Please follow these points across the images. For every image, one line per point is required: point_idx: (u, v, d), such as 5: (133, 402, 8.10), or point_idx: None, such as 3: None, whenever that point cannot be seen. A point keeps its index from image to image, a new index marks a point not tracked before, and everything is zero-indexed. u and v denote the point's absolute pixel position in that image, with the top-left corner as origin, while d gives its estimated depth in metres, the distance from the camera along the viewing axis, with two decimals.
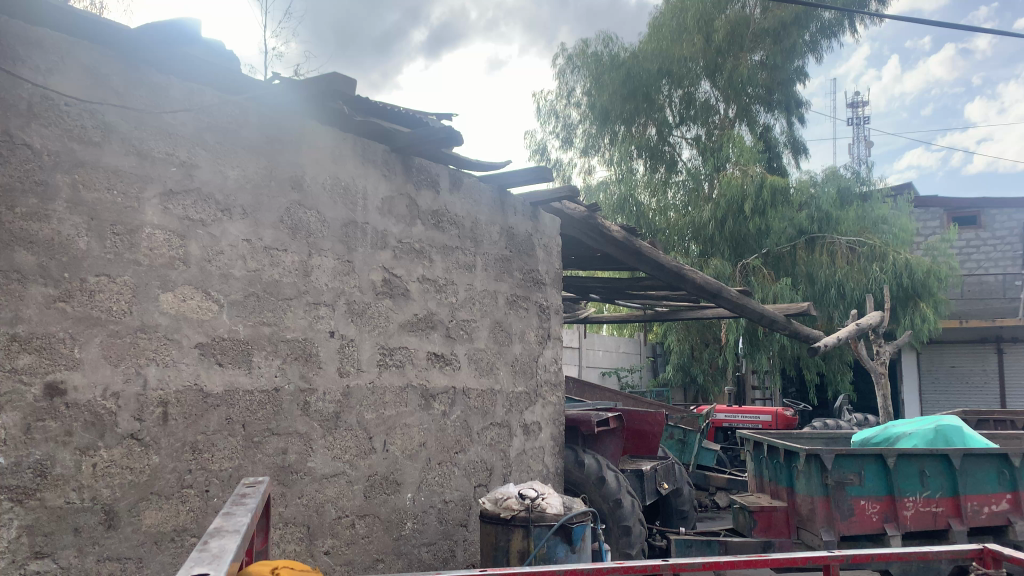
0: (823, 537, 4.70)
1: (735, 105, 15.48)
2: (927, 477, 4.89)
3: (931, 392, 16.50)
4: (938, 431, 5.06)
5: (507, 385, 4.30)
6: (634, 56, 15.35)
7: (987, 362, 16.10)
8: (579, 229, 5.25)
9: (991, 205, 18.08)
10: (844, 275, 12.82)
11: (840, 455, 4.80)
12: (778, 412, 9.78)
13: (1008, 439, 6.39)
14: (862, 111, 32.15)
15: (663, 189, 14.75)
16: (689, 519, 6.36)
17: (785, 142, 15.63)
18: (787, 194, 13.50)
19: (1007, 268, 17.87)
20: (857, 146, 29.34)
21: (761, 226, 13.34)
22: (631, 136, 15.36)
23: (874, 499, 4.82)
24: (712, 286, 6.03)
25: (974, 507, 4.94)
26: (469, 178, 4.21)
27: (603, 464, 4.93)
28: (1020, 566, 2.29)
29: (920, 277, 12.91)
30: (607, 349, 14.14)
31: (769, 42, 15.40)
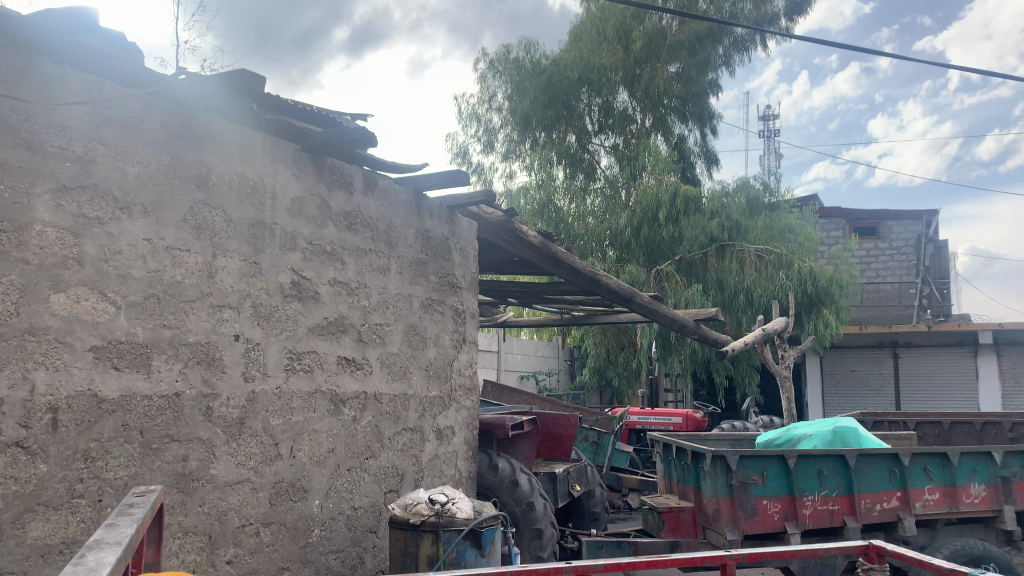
0: (728, 536, 4.83)
1: (651, 116, 15.84)
2: (825, 477, 5.11)
3: (833, 394, 17.26)
4: (835, 433, 5.36)
5: (419, 390, 4.27)
6: (555, 64, 15.53)
7: (885, 366, 16.91)
8: (495, 234, 5.25)
9: (888, 218, 19.10)
10: (751, 282, 13.32)
11: (744, 457, 4.95)
12: (689, 414, 10.03)
13: (899, 439, 6.73)
14: (772, 125, 33.40)
15: (581, 196, 14.94)
16: (601, 520, 6.46)
17: (699, 152, 16.14)
18: (699, 203, 13.88)
19: (903, 276, 18.83)
20: (766, 158, 30.48)
21: (675, 234, 13.65)
22: (551, 142, 15.53)
23: (776, 499, 4.99)
24: (625, 291, 6.13)
25: (867, 505, 5.17)
26: (383, 180, 4.17)
27: (517, 468, 4.96)
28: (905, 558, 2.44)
29: (823, 285, 13.48)
30: (525, 353, 14.21)
31: (685, 55, 15.84)
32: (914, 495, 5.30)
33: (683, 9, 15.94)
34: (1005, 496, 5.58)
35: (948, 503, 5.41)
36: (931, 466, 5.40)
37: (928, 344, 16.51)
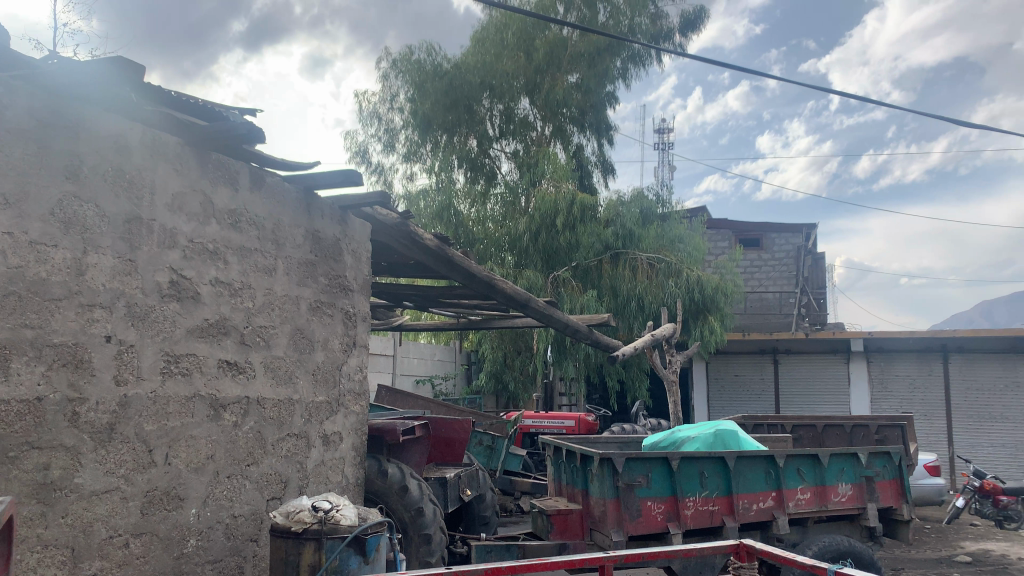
0: (613, 537, 4.92)
1: (551, 124, 16.05)
2: (705, 478, 5.31)
3: (718, 399, 17.97)
4: (716, 435, 5.61)
5: (306, 395, 4.17)
6: (456, 67, 15.53)
7: (766, 372, 17.71)
8: (389, 236, 5.18)
9: (771, 230, 20.05)
10: (643, 290, 13.72)
11: (630, 459, 5.07)
12: (581, 417, 10.19)
13: (777, 441, 7.06)
14: (666, 138, 34.52)
15: (482, 200, 15.01)
16: (490, 524, 6.50)
17: (596, 162, 16.53)
18: (595, 211, 14.16)
19: (783, 286, 19.80)
20: (661, 170, 31.48)
21: (570, 241, 13.91)
22: (452, 145, 15.50)
23: (659, 499, 5.14)
24: (521, 296, 6.15)
25: (745, 505, 5.40)
26: (271, 178, 4.05)
27: (406, 473, 4.92)
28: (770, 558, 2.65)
29: (709, 293, 14.01)
30: (422, 357, 14.10)
31: (584, 66, 16.13)
32: (787, 495, 5.57)
33: (584, 21, 16.26)
34: (869, 495, 5.95)
35: (818, 502, 5.72)
36: (803, 468, 5.69)
37: (805, 351, 17.40)
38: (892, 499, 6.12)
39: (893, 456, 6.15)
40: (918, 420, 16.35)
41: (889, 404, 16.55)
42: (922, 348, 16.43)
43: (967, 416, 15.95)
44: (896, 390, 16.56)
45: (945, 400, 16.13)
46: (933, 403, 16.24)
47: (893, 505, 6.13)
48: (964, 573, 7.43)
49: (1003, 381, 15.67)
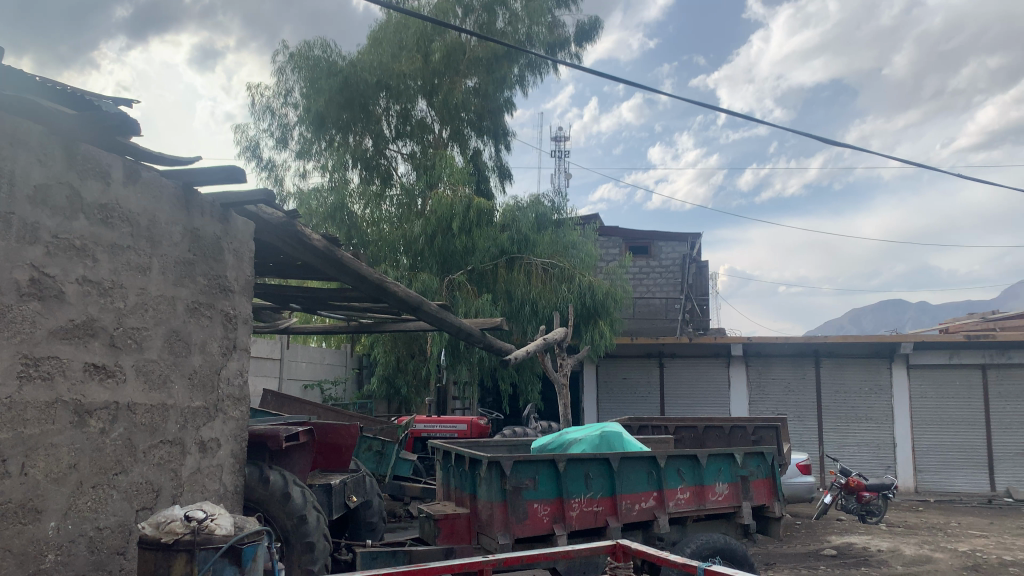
0: (499, 540, 4.93)
1: (449, 127, 16.04)
2: (591, 480, 5.42)
3: (607, 401, 18.37)
4: (603, 437, 5.78)
5: (181, 400, 4.00)
6: (352, 65, 15.18)
7: (652, 374, 18.22)
8: (275, 236, 5.02)
9: (659, 238, 20.71)
10: (536, 294, 13.88)
11: (518, 462, 5.11)
12: (473, 421, 10.17)
13: (660, 442, 7.27)
14: (562, 144, 35.10)
15: (376, 201, 14.83)
16: (377, 530, 6.42)
17: (493, 167, 16.72)
18: (490, 216, 14.19)
19: (670, 292, 20.49)
20: (557, 176, 32.05)
21: (467, 245, 13.84)
22: (346, 145, 15.22)
23: (545, 502, 5.20)
24: (412, 299, 6.07)
25: (627, 505, 5.54)
26: (146, 173, 3.86)
27: (289, 480, 4.80)
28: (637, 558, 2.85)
29: (600, 298, 14.35)
30: (311, 361, 13.75)
31: (482, 71, 16.18)
32: (667, 494, 5.75)
33: (482, 26, 16.33)
34: (744, 493, 6.22)
35: (696, 501, 5.93)
36: (683, 468, 5.89)
37: (689, 354, 18.02)
38: (765, 497, 6.42)
39: (766, 456, 6.46)
40: (791, 421, 17.27)
41: (766, 406, 17.40)
42: (796, 353, 17.39)
43: (835, 417, 17.02)
44: (772, 392, 17.42)
45: (816, 402, 17.15)
46: (806, 405, 17.20)
47: (766, 503, 6.42)
48: (829, 565, 7.88)
49: (868, 385, 16.94)
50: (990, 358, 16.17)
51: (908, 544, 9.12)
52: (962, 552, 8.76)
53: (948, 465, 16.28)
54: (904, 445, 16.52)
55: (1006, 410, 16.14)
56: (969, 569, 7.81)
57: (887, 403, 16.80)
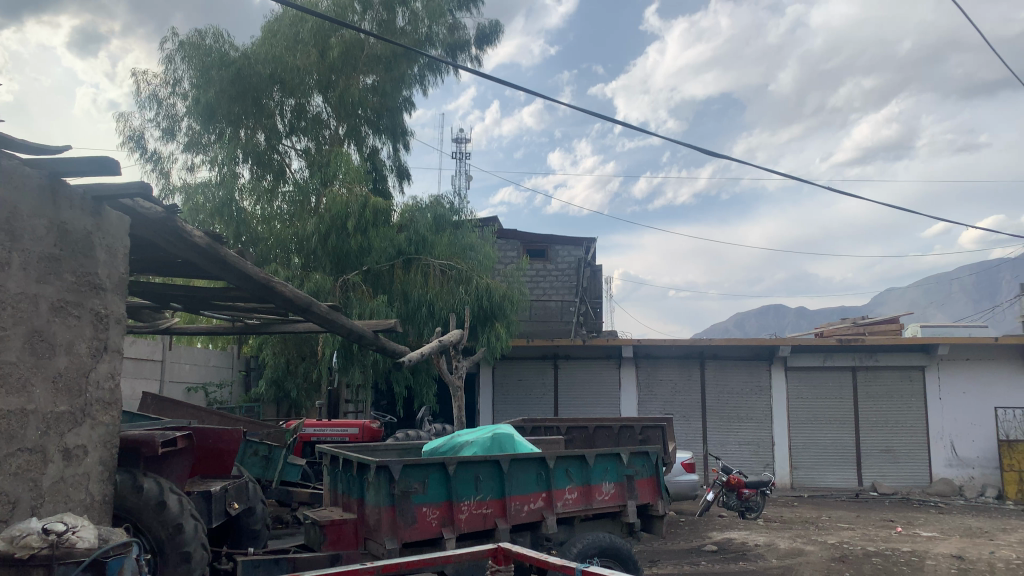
0: (386, 545, 4.86)
1: (345, 125, 15.76)
2: (480, 483, 5.42)
3: (502, 403, 18.47)
4: (493, 439, 5.82)
5: (43, 405, 3.75)
6: (244, 57, 14.61)
7: (547, 376, 18.44)
8: (153, 232, 4.77)
9: (556, 242, 20.99)
10: (433, 296, 13.79)
11: (407, 466, 5.05)
12: (366, 425, 9.99)
13: (550, 443, 7.37)
14: (463, 145, 35.24)
15: (268, 198, 14.43)
16: (260, 537, 6.24)
17: (392, 166, 16.58)
18: (386, 214, 13.96)
19: (565, 295, 20.82)
20: (458, 178, 32.14)
21: (362, 244, 13.62)
22: (237, 139, 14.68)
23: (434, 505, 5.16)
24: (301, 299, 5.89)
25: (516, 506, 5.58)
26: (7, 161, 3.59)
27: (165, 488, 4.58)
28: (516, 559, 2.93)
29: (496, 300, 14.42)
30: (195, 363, 13.19)
31: (381, 69, 15.97)
32: (556, 495, 5.83)
33: (381, 24, 16.05)
34: (629, 493, 6.37)
35: (584, 501, 6.03)
36: (572, 468, 5.99)
37: (583, 357, 18.34)
38: (650, 496, 6.61)
39: (651, 456, 6.65)
40: (677, 421, 17.85)
41: (654, 406, 17.91)
42: (683, 355, 18.01)
43: (719, 417, 17.71)
44: (660, 393, 17.96)
45: (701, 402, 17.81)
46: (692, 405, 17.83)
47: (650, 502, 6.61)
48: (709, 561, 8.18)
49: (749, 386, 17.73)
50: (859, 360, 17.32)
51: (783, 538, 9.58)
52: (831, 544, 9.28)
53: (821, 462, 17.23)
54: (782, 443, 17.36)
55: (872, 409, 17.26)
56: (837, 560, 8.28)
57: (766, 403, 17.63)
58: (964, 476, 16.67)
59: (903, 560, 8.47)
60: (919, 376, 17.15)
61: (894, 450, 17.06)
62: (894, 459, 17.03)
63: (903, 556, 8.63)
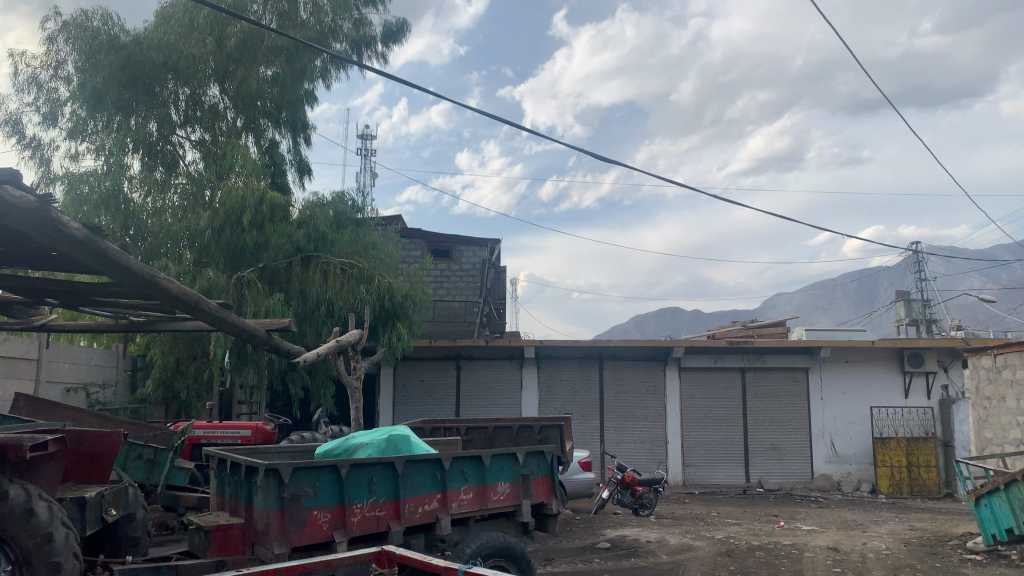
0: (275, 550, 4.71)
1: (243, 116, 15.27)
2: (374, 485, 5.35)
3: (402, 404, 18.27)
4: (389, 441, 5.75)
5: None
6: (135, 41, 13.93)
7: (449, 377, 18.37)
8: (23, 223, 4.46)
9: (460, 243, 20.99)
10: (333, 294, 13.54)
11: (298, 469, 4.92)
12: (259, 427, 9.71)
13: (446, 444, 7.35)
14: (370, 143, 34.96)
15: (161, 190, 13.75)
16: (139, 545, 5.98)
17: (292, 161, 16.20)
18: (284, 210, 13.57)
19: (469, 295, 20.83)
20: (364, 175, 31.81)
21: (258, 240, 13.21)
22: (127, 128, 13.97)
23: (325, 508, 5.05)
24: (188, 297, 5.65)
25: (410, 508, 5.53)
26: None
27: (33, 494, 4.31)
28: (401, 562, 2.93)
29: (398, 300, 14.28)
30: (75, 362, 12.48)
31: (282, 61, 15.50)
32: (450, 496, 5.81)
33: (283, 15, 15.61)
34: (524, 492, 6.43)
35: (479, 501, 6.04)
36: (467, 469, 6.00)
37: (485, 357, 18.37)
38: (544, 495, 6.69)
39: (546, 455, 6.74)
40: (576, 420, 18.13)
41: (554, 406, 18.14)
42: (582, 356, 18.31)
43: (616, 416, 18.10)
44: (560, 393, 18.20)
45: (599, 401, 18.16)
46: (590, 404, 18.15)
47: (544, 501, 6.68)
48: (602, 558, 8.33)
49: (645, 386, 18.21)
50: (748, 361, 18.10)
51: (673, 535, 9.87)
52: (718, 539, 9.63)
53: (712, 460, 17.85)
54: (675, 441, 17.89)
55: (760, 408, 18.03)
56: (723, 555, 8.58)
57: (661, 402, 18.14)
58: (842, 472, 17.64)
59: (784, 553, 8.88)
60: (803, 377, 18.04)
61: (779, 448, 17.87)
62: (779, 457, 17.83)
63: (783, 550, 9.04)
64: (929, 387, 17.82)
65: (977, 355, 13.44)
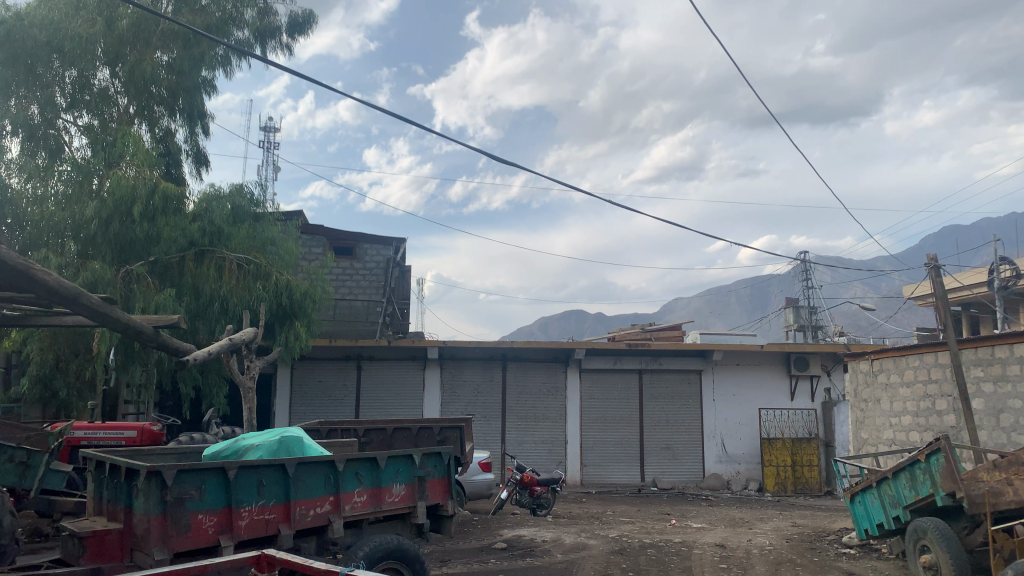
0: (156, 556, 4.48)
1: (135, 102, 14.55)
2: (264, 487, 5.20)
3: (299, 404, 17.83)
4: (281, 442, 5.61)
5: None
6: (16, 17, 13.07)
7: (349, 378, 18.05)
8: None
9: (364, 241, 20.67)
10: (228, 291, 13.14)
11: (181, 471, 4.72)
12: (145, 428, 9.22)
13: (342, 446, 7.22)
14: (274, 136, 34.05)
15: (44, 176, 12.84)
16: (6, 553, 5.59)
17: (189, 151, 15.62)
18: (177, 202, 13.00)
19: (372, 295, 20.54)
20: (267, 168, 31.00)
21: (149, 233, 12.64)
22: (5, 109, 13.09)
23: (211, 512, 4.87)
24: (67, 291, 5.34)
25: (301, 511, 5.40)
26: None
27: None
28: (286, 564, 3.60)
29: (296, 298, 14.03)
30: None
31: (179, 46, 14.90)
32: (343, 498, 5.72)
33: None
34: (419, 494, 6.39)
35: (373, 503, 5.97)
36: (361, 471, 5.91)
37: (386, 358, 18.15)
38: (439, 496, 6.68)
39: (443, 456, 6.74)
40: (477, 421, 18.15)
41: (456, 407, 18.11)
42: (485, 357, 18.35)
43: (517, 417, 18.23)
44: (462, 394, 18.19)
45: (500, 402, 18.26)
46: (492, 406, 18.22)
47: (440, 502, 6.68)
48: (497, 558, 8.37)
49: (546, 387, 18.42)
50: (645, 364, 18.57)
51: (569, 534, 10.01)
52: (611, 538, 9.83)
53: (609, 460, 18.21)
54: (574, 442, 18.16)
55: (656, 409, 18.53)
56: (615, 553, 8.78)
57: (561, 403, 18.39)
58: (732, 471, 18.36)
59: (674, 550, 9.14)
60: (696, 379, 18.67)
61: (673, 448, 18.41)
62: (673, 456, 18.37)
63: (674, 547, 9.31)
64: (813, 390, 18.78)
65: (856, 360, 14.23)
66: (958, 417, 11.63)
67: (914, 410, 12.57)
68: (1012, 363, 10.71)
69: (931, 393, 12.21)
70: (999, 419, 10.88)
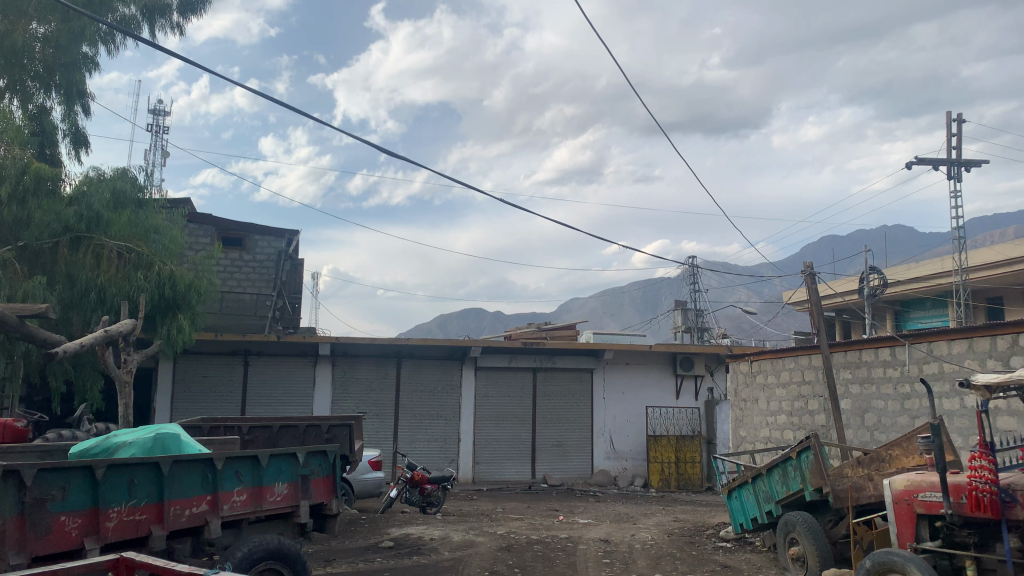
0: (10, 560, 4.20)
1: (5, 76, 13.57)
2: (135, 487, 4.96)
3: (182, 400, 17.08)
4: (156, 440, 5.38)
5: None
6: None
7: (235, 373, 17.44)
8: None
9: (254, 232, 20.06)
10: (105, 281, 12.53)
11: (42, 470, 4.44)
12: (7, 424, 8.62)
13: (222, 444, 6.98)
14: (161, 121, 32.58)
15: None
16: None
17: (65, 131, 14.68)
18: (52, 184, 12.12)
19: (261, 288, 19.92)
20: (152, 153, 29.68)
21: (18, 216, 11.74)
22: None
23: (75, 513, 4.60)
24: None
25: (175, 511, 5.19)
26: None
27: None
28: (147, 567, 3.43)
29: (181, 290, 13.71)
30: None
31: (56, 18, 14.00)
32: (222, 497, 5.53)
33: None
34: (302, 493, 6.27)
35: (253, 503, 5.81)
36: (242, 469, 5.74)
37: (276, 353, 17.64)
38: (323, 495, 6.56)
39: (328, 455, 6.63)
40: (369, 418, 17.90)
41: (347, 404, 17.82)
42: (380, 353, 18.12)
43: (410, 414, 18.10)
44: (354, 391, 17.91)
45: (394, 400, 18.07)
46: (384, 403, 18.00)
47: (324, 501, 6.57)
48: (382, 557, 8.29)
49: (441, 384, 18.37)
50: (539, 362, 18.81)
51: (457, 532, 10.00)
52: (499, 535, 9.90)
53: (501, 457, 18.35)
54: (467, 439, 18.20)
55: (548, 407, 18.79)
56: (502, 550, 8.85)
57: (455, 401, 18.39)
58: (619, 468, 18.86)
59: (559, 546, 9.29)
60: (587, 378, 19.06)
61: (563, 445, 18.72)
62: (563, 453, 18.69)
63: (559, 543, 9.47)
64: (696, 389, 19.57)
65: (737, 361, 14.91)
66: (827, 416, 12.34)
67: (788, 410, 13.26)
68: (876, 365, 11.46)
69: (804, 393, 12.90)
70: (863, 419, 11.61)
